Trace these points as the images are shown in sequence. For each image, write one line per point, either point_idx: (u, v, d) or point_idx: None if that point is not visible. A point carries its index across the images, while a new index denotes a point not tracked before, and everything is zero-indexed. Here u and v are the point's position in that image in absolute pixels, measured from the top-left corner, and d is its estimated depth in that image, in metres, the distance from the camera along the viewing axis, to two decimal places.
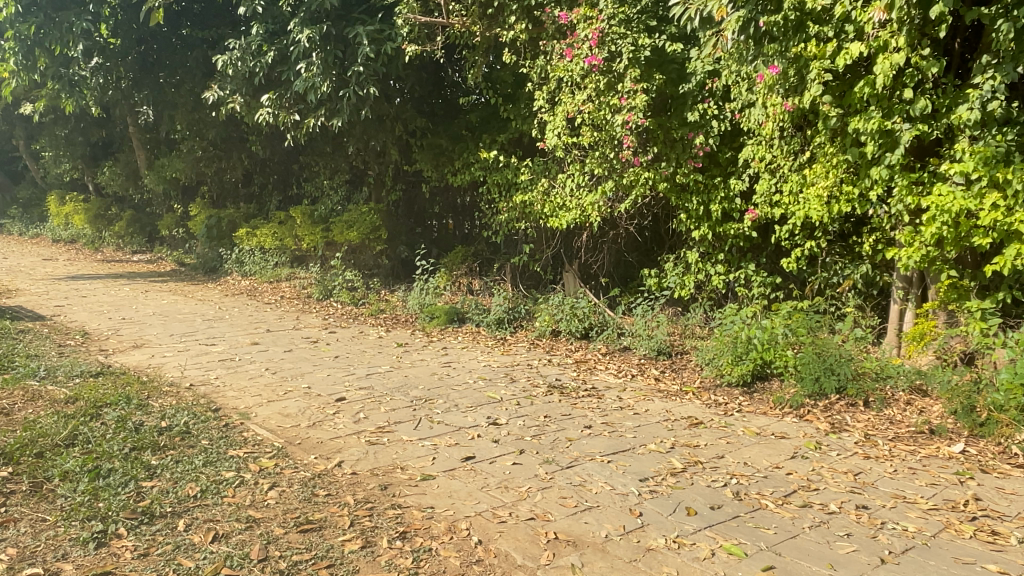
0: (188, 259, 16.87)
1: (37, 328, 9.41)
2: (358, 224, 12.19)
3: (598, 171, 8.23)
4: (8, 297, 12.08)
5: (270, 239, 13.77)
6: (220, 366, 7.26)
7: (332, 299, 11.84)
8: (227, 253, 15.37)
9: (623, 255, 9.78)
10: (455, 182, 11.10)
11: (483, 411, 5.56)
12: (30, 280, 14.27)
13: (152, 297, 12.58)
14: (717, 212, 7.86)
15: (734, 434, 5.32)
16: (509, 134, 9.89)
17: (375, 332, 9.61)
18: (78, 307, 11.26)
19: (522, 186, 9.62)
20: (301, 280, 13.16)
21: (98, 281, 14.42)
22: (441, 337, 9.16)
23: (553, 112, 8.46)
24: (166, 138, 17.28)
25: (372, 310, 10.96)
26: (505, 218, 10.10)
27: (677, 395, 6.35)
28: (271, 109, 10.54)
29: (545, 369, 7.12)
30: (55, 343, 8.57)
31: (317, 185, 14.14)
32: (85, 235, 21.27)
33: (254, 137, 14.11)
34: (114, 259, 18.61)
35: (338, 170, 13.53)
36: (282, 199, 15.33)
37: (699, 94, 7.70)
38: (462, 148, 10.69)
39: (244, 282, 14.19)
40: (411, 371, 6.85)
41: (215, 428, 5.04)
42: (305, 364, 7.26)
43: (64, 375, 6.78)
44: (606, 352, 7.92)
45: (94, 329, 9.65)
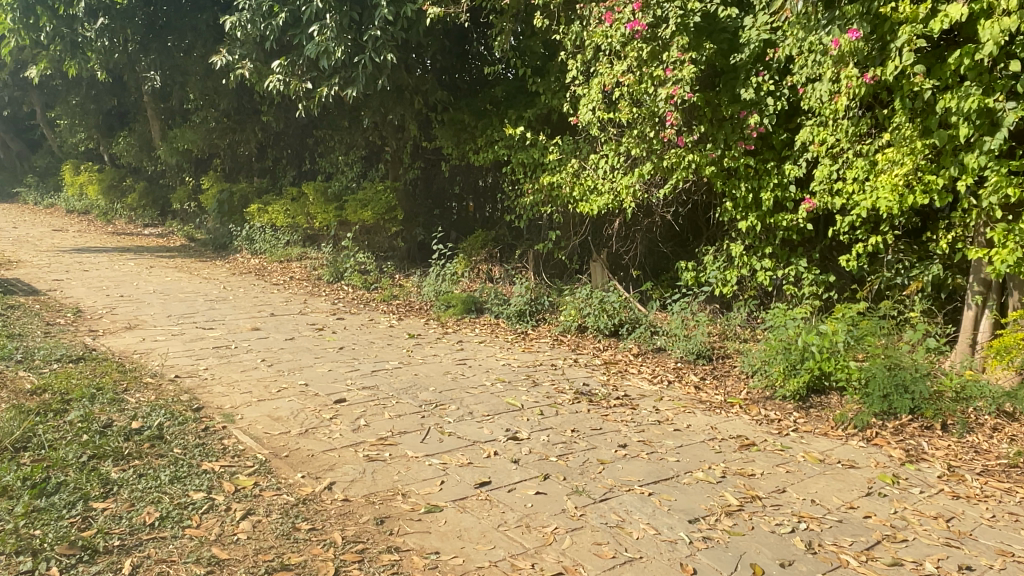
0: (199, 234, 16.31)
1: (28, 304, 8.84)
2: (372, 203, 11.45)
3: (636, 150, 7.50)
4: (6, 269, 11.54)
5: (281, 216, 13.12)
6: (213, 354, 6.60)
7: (343, 282, 11.17)
8: (238, 230, 14.75)
9: (657, 246, 9.01)
10: (477, 161, 10.34)
11: (501, 422, 4.83)
12: (34, 251, 13.74)
13: (157, 274, 11.98)
14: (769, 200, 7.04)
15: (794, 461, 4.55)
16: (537, 110, 9.12)
17: (386, 320, 8.93)
18: (76, 281, 10.68)
19: (550, 167, 8.84)
20: (312, 261, 12.50)
21: (104, 254, 13.86)
22: (457, 328, 8.45)
23: (588, 84, 7.66)
24: (179, 108, 16.68)
25: (385, 295, 10.27)
26: (530, 201, 9.34)
27: (722, 407, 5.59)
28: (281, 76, 9.85)
29: (571, 371, 6.39)
30: (43, 321, 7.97)
31: (332, 161, 13.46)
32: (98, 207, 20.80)
33: (267, 108, 13.44)
34: (125, 232, 18.09)
35: (354, 145, 12.84)
36: (296, 175, 14.69)
37: (754, 67, 6.89)
38: (486, 124, 9.93)
39: (253, 260, 13.57)
40: (421, 369, 6.14)
41: (191, 433, 4.36)
42: (305, 356, 6.58)
43: (41, 359, 6.16)
44: (638, 353, 7.17)
45: (88, 306, 9.05)
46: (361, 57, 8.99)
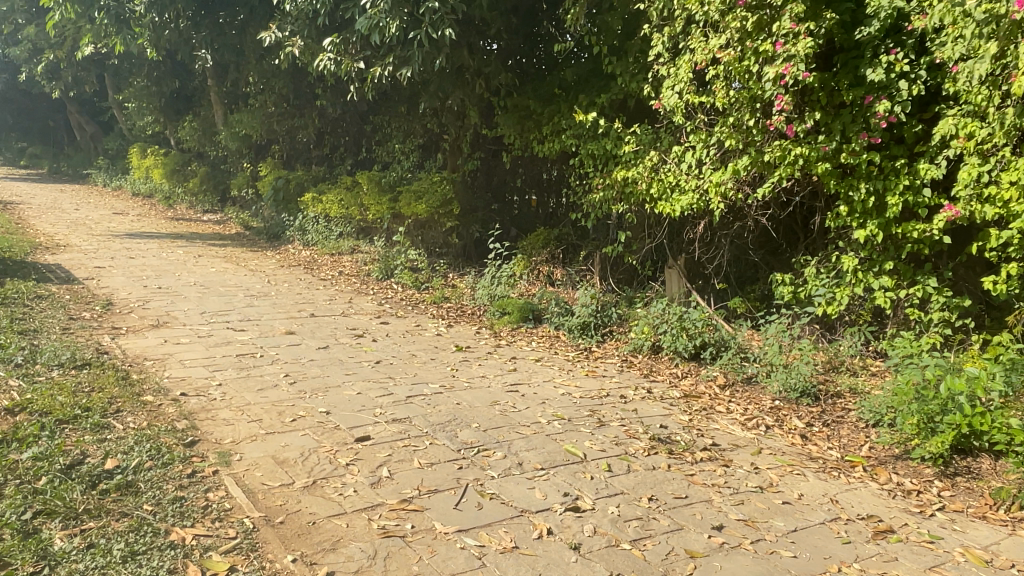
0: (254, 222, 15.84)
1: (59, 295, 8.30)
2: (427, 195, 10.53)
3: (731, 141, 6.34)
4: (53, 254, 11.19)
5: (333, 207, 12.40)
6: (233, 364, 5.80)
7: (393, 281, 10.34)
8: (290, 220, 14.14)
9: (746, 253, 7.84)
10: (541, 151, 9.32)
11: (560, 480, 3.83)
12: (86, 236, 13.46)
13: (202, 263, 11.43)
14: (896, 205, 5.78)
15: (952, 566, 3.39)
16: (611, 95, 8.03)
17: (433, 327, 8.01)
18: (117, 270, 10.20)
19: (624, 160, 7.73)
20: (362, 255, 11.73)
21: (155, 241, 13.46)
22: (512, 341, 7.46)
23: (677, 63, 6.55)
24: (239, 92, 16.21)
25: (435, 297, 9.38)
26: (600, 198, 8.25)
27: (838, 471, 4.43)
28: (333, 55, 9.04)
29: (644, 405, 5.32)
30: (67, 315, 7.38)
31: (389, 149, 12.65)
32: (162, 191, 20.74)
33: (323, 91, 12.72)
34: (183, 218, 17.84)
35: (412, 133, 12.00)
36: (352, 163, 13.97)
37: (883, 43, 5.66)
38: (553, 111, 8.87)
39: (304, 252, 12.93)
40: (466, 395, 5.18)
41: (172, 482, 3.50)
42: (335, 371, 5.70)
43: (41, 364, 5.46)
44: (724, 384, 6.02)
45: (121, 299, 8.45)
46: (417, 32, 8.05)
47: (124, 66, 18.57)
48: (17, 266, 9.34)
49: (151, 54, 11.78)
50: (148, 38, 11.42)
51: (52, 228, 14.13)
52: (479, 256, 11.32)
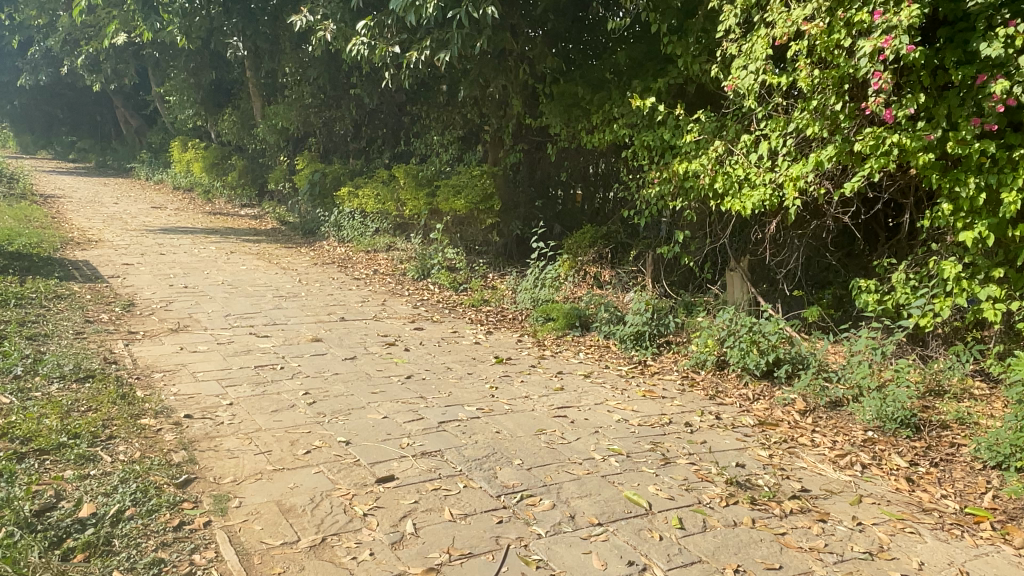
0: (291, 217, 15.43)
1: (80, 295, 7.88)
2: (466, 189, 9.87)
3: (813, 129, 5.54)
4: (84, 250, 10.88)
5: (369, 202, 11.85)
6: (250, 378, 5.23)
7: (429, 281, 9.73)
8: (326, 215, 13.65)
9: (822, 255, 7.00)
10: (590, 143, 8.59)
11: (622, 541, 3.13)
12: (120, 231, 13.19)
13: (234, 260, 10.98)
14: (1012, 204, 4.81)
15: None
16: (670, 79, 7.38)
17: (471, 334, 7.36)
18: (145, 267, 9.81)
19: (685, 151, 6.98)
20: (398, 253, 11.15)
21: (188, 236, 13.11)
22: (558, 352, 6.76)
23: (751, 38, 5.80)
24: (276, 83, 15.79)
25: (475, 299, 8.75)
26: (656, 193, 7.48)
27: (961, 531, 3.63)
28: (366, 39, 8.45)
29: (715, 435, 4.59)
30: (83, 317, 6.93)
31: (427, 141, 12.03)
32: (201, 185, 20.56)
33: (359, 80, 12.15)
34: (221, 213, 17.54)
35: (452, 124, 11.37)
36: (390, 156, 13.39)
37: (998, 13, 4.73)
38: (603, 98, 8.15)
39: (339, 249, 12.42)
40: (507, 421, 4.50)
41: (153, 539, 2.91)
42: (362, 388, 5.08)
43: (41, 376, 4.97)
44: (805, 410, 5.24)
45: (143, 299, 8.01)
46: (456, 12, 7.38)
47: (163, 58, 18.36)
48: (42, 263, 9.00)
49: (182, 42, 11.43)
50: (178, 26, 11.06)
51: (88, 223, 13.93)
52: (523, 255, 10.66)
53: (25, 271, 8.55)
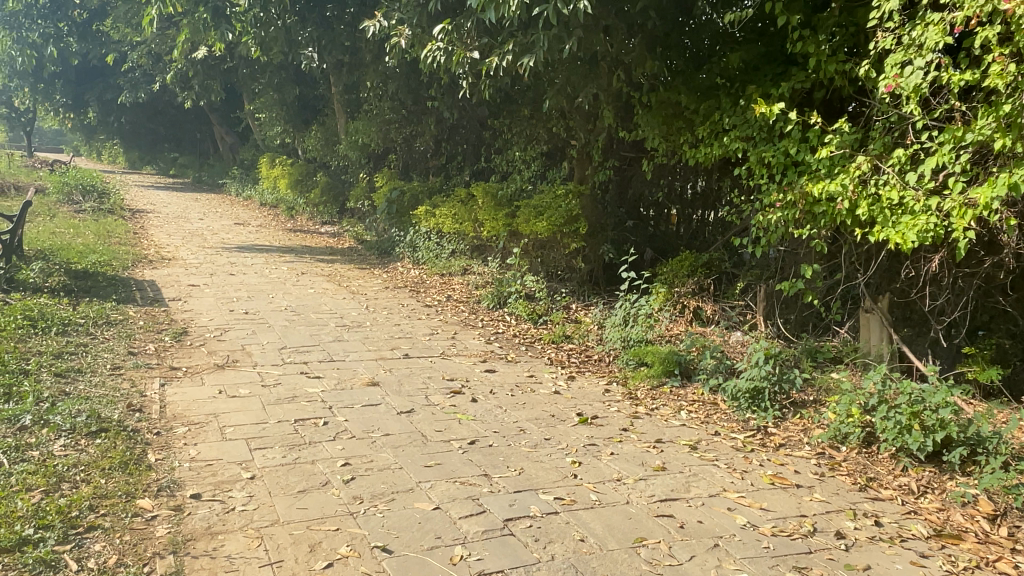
0: (368, 236, 14.84)
1: (133, 321, 7.35)
2: (548, 211, 8.88)
3: (1003, 141, 4.25)
4: (153, 268, 10.54)
5: (445, 222, 11.04)
6: (286, 437, 4.36)
7: (506, 311, 8.77)
8: (401, 235, 12.93)
9: (990, 297, 5.69)
10: (694, 159, 7.45)
11: None
12: (196, 248, 12.94)
13: (303, 282, 10.38)
14: None
15: None
16: (798, 81, 6.34)
17: (551, 380, 6.33)
18: (210, 289, 9.30)
19: (817, 169, 5.82)
20: (474, 278, 10.27)
21: (262, 254, 12.70)
22: (655, 408, 5.64)
23: (919, 26, 4.64)
24: (357, 97, 15.35)
25: (557, 335, 7.72)
26: (776, 219, 6.30)
27: None
28: (443, 45, 7.64)
29: (881, 556, 3.37)
30: (126, 348, 6.33)
31: (508, 158, 11.15)
32: (285, 202, 20.43)
33: (439, 93, 11.42)
34: (301, 230, 17.24)
35: (536, 139, 10.44)
36: (469, 174, 12.57)
37: None
38: (712, 108, 7.14)
39: (413, 271, 11.67)
40: (596, 521, 3.44)
41: None
42: (419, 456, 4.15)
43: (48, 427, 4.27)
44: (993, 518, 3.93)
45: (198, 327, 7.40)
46: (542, 10, 6.45)
47: (251, 75, 18.36)
48: (105, 284, 8.61)
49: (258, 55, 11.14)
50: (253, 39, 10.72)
51: (168, 239, 13.79)
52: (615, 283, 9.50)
53: (86, 293, 8.14)
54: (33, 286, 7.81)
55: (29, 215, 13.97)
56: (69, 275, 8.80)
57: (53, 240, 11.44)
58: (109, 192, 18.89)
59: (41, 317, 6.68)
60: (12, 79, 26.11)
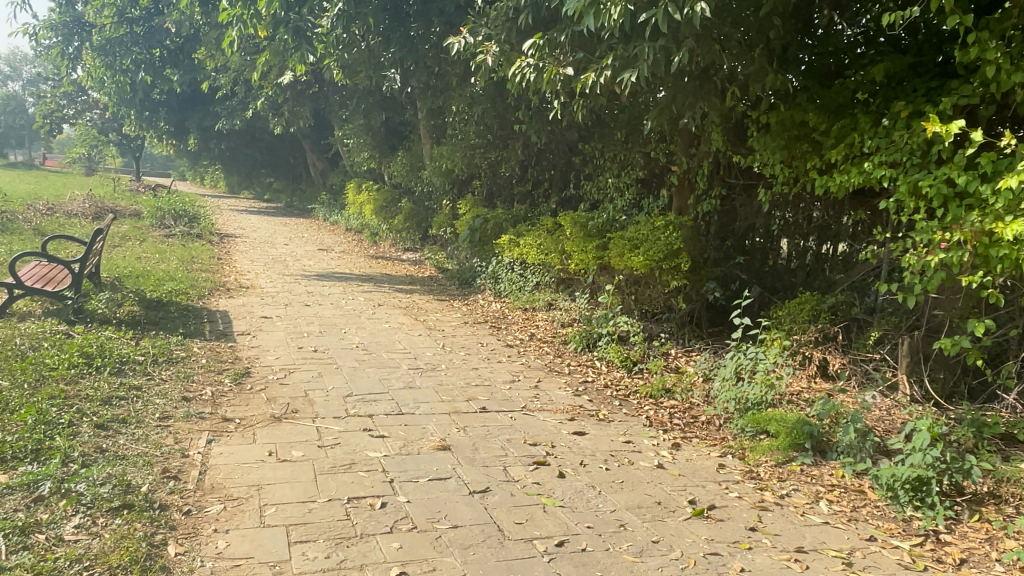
0: (449, 265, 14.23)
1: (195, 359, 6.85)
2: (646, 244, 7.91)
3: None
4: (229, 297, 10.20)
5: (530, 253, 10.23)
6: (335, 525, 3.60)
7: (595, 356, 7.83)
8: (483, 265, 12.21)
9: None
10: (822, 188, 6.39)
11: None
12: (276, 275, 12.65)
13: (379, 315, 9.78)
14: None
15: None
16: (964, 96, 5.23)
17: (653, 447, 5.37)
18: (282, 322, 8.80)
19: (998, 204, 4.67)
20: (559, 314, 9.40)
21: (340, 283, 12.26)
22: (786, 498, 4.60)
23: None
24: (443, 122, 14.87)
25: (655, 387, 6.72)
26: (936, 262, 5.14)
27: None
28: (533, 59, 6.90)
29: None
30: (180, 392, 5.78)
31: (600, 185, 10.26)
32: (370, 228, 20.20)
33: (527, 115, 10.71)
34: (382, 257, 16.85)
35: (631, 164, 9.55)
36: (556, 201, 11.77)
37: None
38: (847, 129, 6.09)
39: (494, 304, 10.91)
40: None
41: None
42: (496, 566, 3.30)
43: (68, 497, 3.67)
44: None
45: (262, 367, 6.84)
46: (650, 16, 5.62)
47: (340, 100, 18.31)
48: (176, 316, 8.24)
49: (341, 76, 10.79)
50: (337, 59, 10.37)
51: (250, 266, 13.62)
52: (728, 330, 8.40)
53: (154, 325, 7.75)
54: (100, 318, 7.47)
55: (120, 240, 14.13)
56: (142, 305, 8.49)
57: (137, 266, 11.34)
58: (200, 217, 19.17)
59: (99, 355, 6.25)
60: (121, 108, 27.37)
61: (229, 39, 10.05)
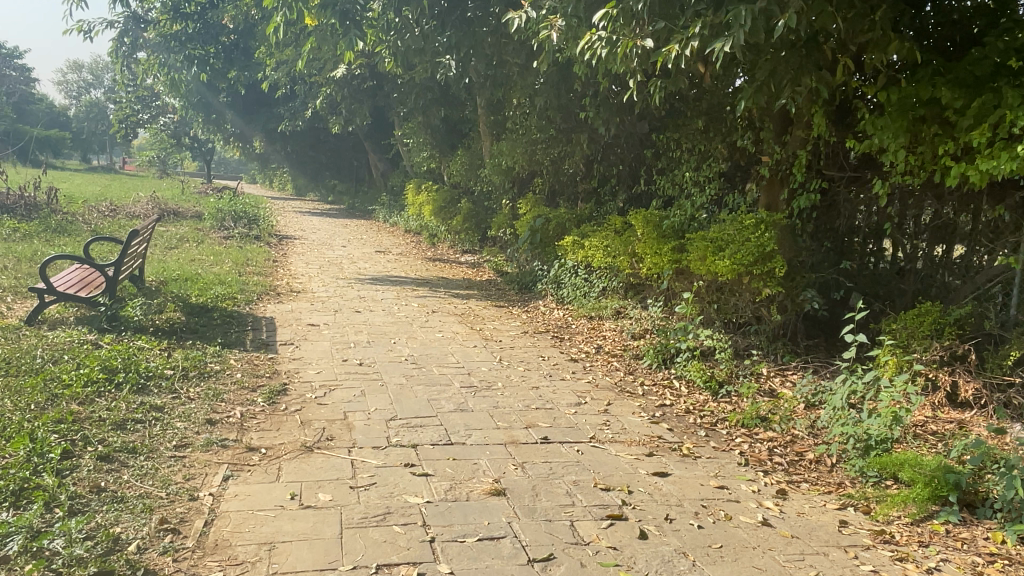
0: (509, 268, 13.41)
1: (230, 372, 6.23)
2: (733, 245, 6.91)
3: None
4: (278, 302, 9.64)
5: (596, 255, 9.31)
6: None
7: (672, 374, 6.86)
8: (545, 268, 11.35)
9: None
10: (958, 178, 5.29)
11: None
12: (329, 278, 12.11)
13: (433, 322, 9.04)
14: None
15: None
16: None
17: (753, 494, 4.41)
18: (329, 330, 8.14)
19: None
20: (630, 324, 8.44)
21: (394, 287, 11.62)
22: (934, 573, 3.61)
23: None
24: (503, 117, 14.10)
25: (747, 416, 5.72)
26: None
27: None
28: (605, 33, 6.02)
29: None
30: (206, 413, 5.13)
31: (675, 179, 9.25)
32: (429, 229, 19.60)
33: (595, 103, 9.82)
34: (440, 259, 16.20)
35: (713, 155, 8.52)
36: (624, 199, 10.81)
37: None
38: (993, 106, 5.00)
39: (557, 311, 10.04)
40: None
41: None
42: None
43: (38, 560, 3.03)
44: None
45: (300, 382, 6.15)
46: None
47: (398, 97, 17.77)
48: (217, 324, 7.67)
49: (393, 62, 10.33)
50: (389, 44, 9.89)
51: (304, 268, 13.14)
52: (833, 349, 7.29)
53: (192, 334, 7.19)
54: (135, 326, 6.95)
55: (177, 242, 13.91)
56: (183, 311, 7.97)
57: (188, 269, 10.96)
58: (259, 218, 18.98)
59: (124, 369, 5.69)
60: (188, 109, 27.70)
61: (274, 25, 9.55)
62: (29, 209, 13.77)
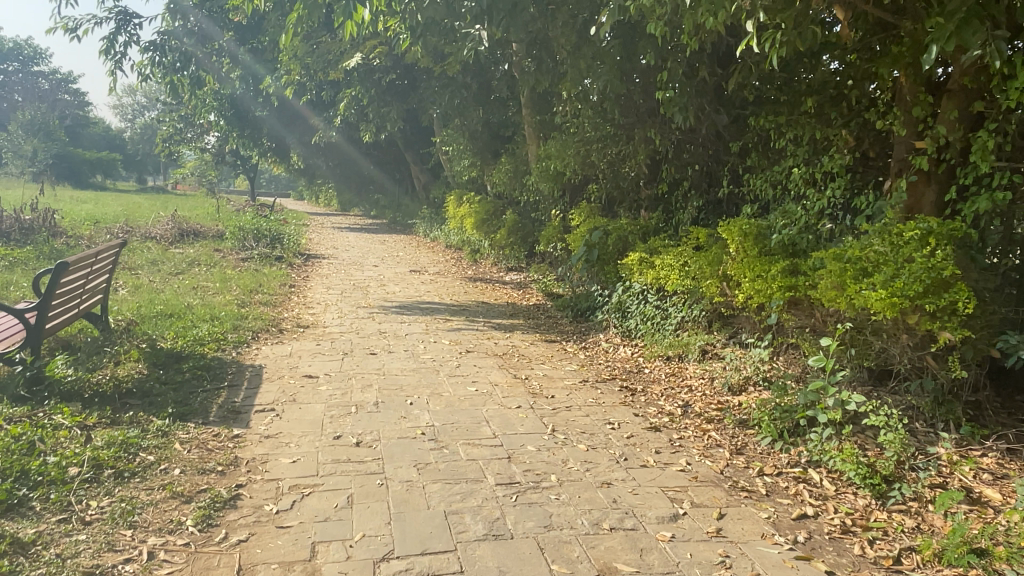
0: (560, 291, 11.37)
1: (169, 463, 4.39)
2: (887, 267, 4.76)
3: None
4: (277, 342, 7.83)
5: (673, 279, 7.20)
6: None
7: (802, 457, 4.74)
8: (605, 293, 9.28)
9: None
10: None
11: None
12: (349, 308, 10.31)
13: (467, 368, 7.08)
14: None
15: None
16: None
17: None
18: (329, 385, 6.26)
19: None
20: (726, 372, 6.31)
21: (423, 317, 9.72)
22: None
23: None
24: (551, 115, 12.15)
25: (951, 547, 3.54)
26: None
27: None
28: None
29: None
30: (91, 558, 3.28)
31: (776, 178, 7.12)
32: (470, 245, 17.74)
33: (666, 86, 7.81)
34: (482, 279, 14.27)
35: (833, 143, 6.39)
36: (703, 206, 8.69)
37: None
38: None
39: (622, 348, 7.97)
40: None
41: None
42: None
43: None
44: None
45: (265, 479, 4.26)
46: None
47: (432, 98, 16.07)
48: (180, 381, 5.89)
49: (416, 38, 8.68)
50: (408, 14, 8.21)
51: (324, 295, 11.39)
52: None
53: (140, 399, 5.39)
54: (64, 392, 5.21)
55: (185, 266, 12.38)
56: (141, 363, 6.18)
57: (180, 300, 9.27)
58: (287, 236, 17.45)
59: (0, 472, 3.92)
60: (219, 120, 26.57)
61: None
62: (24, 233, 12.49)
